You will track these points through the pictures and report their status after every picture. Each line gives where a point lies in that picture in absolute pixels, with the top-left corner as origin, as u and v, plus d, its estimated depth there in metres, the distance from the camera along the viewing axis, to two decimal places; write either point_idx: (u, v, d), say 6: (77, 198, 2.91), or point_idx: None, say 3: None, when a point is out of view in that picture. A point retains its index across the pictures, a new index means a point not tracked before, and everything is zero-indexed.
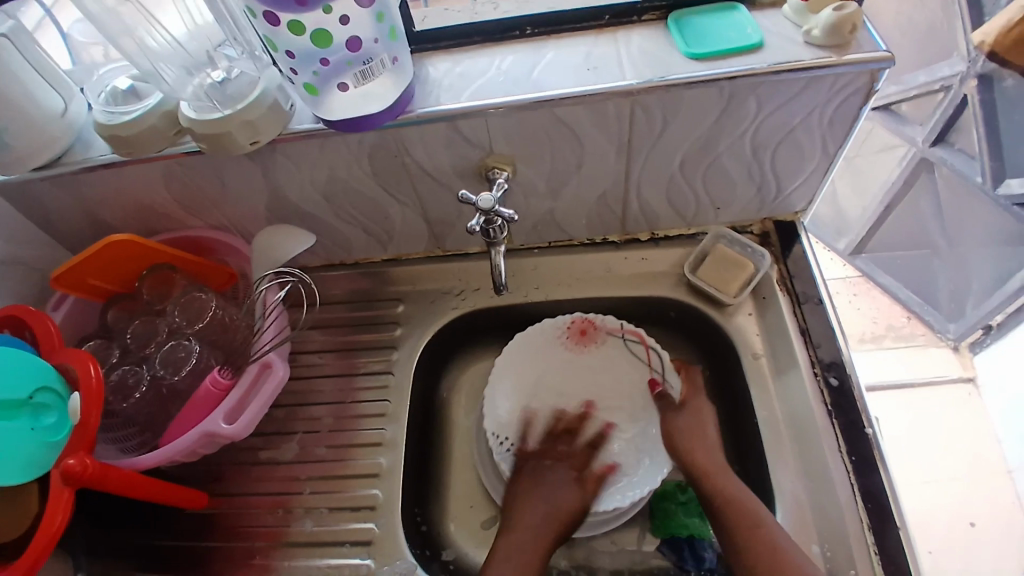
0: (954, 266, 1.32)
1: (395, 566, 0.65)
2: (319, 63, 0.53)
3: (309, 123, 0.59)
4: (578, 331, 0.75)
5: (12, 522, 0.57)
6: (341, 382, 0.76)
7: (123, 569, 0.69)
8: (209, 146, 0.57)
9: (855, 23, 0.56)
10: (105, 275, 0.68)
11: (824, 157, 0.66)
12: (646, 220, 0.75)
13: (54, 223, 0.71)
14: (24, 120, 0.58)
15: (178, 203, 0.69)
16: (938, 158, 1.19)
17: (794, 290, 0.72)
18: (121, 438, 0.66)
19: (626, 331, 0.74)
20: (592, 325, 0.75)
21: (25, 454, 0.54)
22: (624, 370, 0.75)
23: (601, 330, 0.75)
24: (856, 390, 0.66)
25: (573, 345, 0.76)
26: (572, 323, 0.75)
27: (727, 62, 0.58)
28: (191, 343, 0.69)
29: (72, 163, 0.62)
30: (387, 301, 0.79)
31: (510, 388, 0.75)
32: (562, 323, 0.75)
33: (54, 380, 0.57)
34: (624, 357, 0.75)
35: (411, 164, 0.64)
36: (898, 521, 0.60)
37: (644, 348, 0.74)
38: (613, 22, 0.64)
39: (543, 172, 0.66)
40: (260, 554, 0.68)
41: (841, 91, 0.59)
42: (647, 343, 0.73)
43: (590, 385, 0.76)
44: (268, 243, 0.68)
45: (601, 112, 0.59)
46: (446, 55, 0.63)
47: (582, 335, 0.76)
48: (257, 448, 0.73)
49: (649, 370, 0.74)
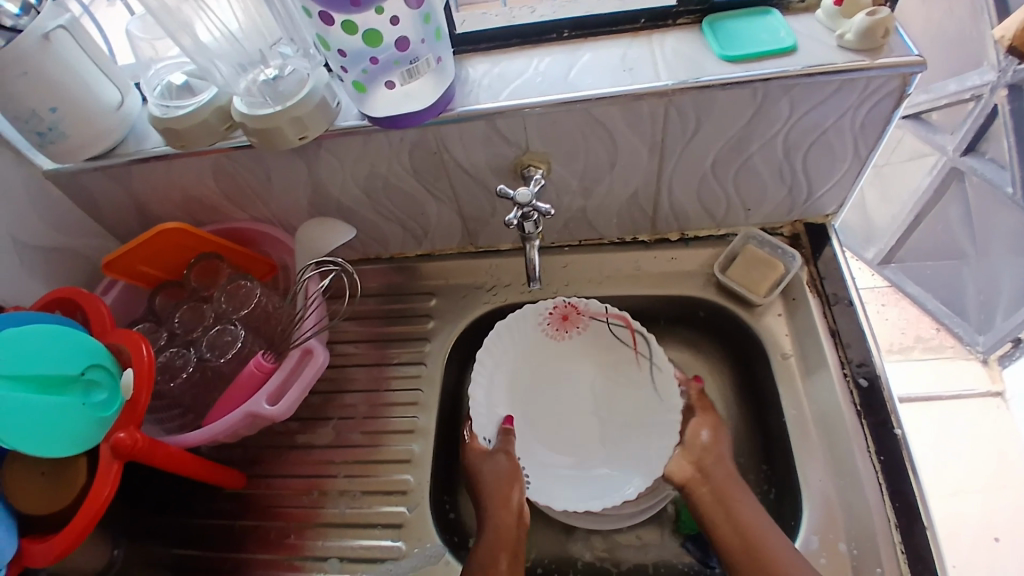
0: (983, 275, 1.30)
1: (425, 550, 0.67)
2: (369, 62, 0.56)
3: (353, 120, 0.62)
4: (561, 316, 0.75)
5: (59, 494, 0.59)
6: (374, 371, 0.78)
7: (162, 544, 0.72)
8: (258, 140, 0.60)
9: (888, 27, 0.57)
10: (154, 262, 0.71)
11: (856, 160, 0.67)
12: (676, 220, 0.76)
13: (106, 212, 0.74)
14: (82, 111, 0.61)
15: (224, 195, 0.72)
16: (968, 168, 1.19)
17: (824, 291, 0.73)
18: (165, 420, 0.69)
19: (609, 315, 0.73)
20: (575, 309, 0.74)
21: (76, 428, 0.57)
22: (610, 353, 0.75)
23: (583, 315, 0.74)
24: (886, 393, 0.67)
25: (554, 331, 0.76)
26: (555, 309, 0.75)
27: (761, 64, 0.59)
28: (237, 329, 0.72)
29: (125, 154, 0.67)
30: (421, 295, 0.82)
31: (497, 378, 0.73)
32: (545, 310, 0.74)
33: (105, 358, 0.60)
34: (606, 338, 0.75)
35: (449, 161, 0.66)
36: (926, 521, 0.61)
37: (630, 333, 0.73)
38: (648, 25, 0.66)
39: (576, 171, 0.68)
40: (293, 534, 0.70)
41: (874, 93, 0.59)
42: (631, 327, 0.72)
43: (573, 372, 0.76)
44: (310, 234, 0.70)
45: (635, 112, 0.61)
46: (484, 57, 0.66)
47: (564, 321, 0.75)
48: (293, 433, 0.76)
49: (635, 353, 0.73)
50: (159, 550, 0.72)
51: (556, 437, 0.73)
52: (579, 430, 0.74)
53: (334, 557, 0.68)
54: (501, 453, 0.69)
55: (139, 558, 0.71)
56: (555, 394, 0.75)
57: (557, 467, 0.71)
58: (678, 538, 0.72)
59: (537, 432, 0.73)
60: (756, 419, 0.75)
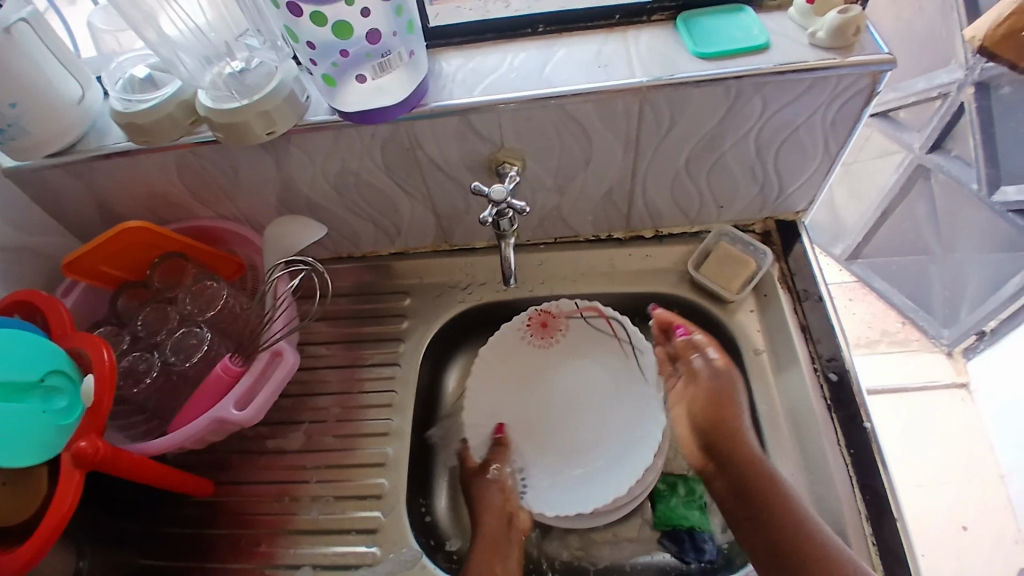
0: (948, 270, 1.33)
1: (401, 554, 0.66)
2: (338, 55, 0.54)
3: (323, 114, 0.60)
4: (539, 324, 0.77)
5: (19, 505, 0.56)
6: (347, 373, 0.76)
7: (127, 555, 0.70)
8: (225, 135, 0.58)
9: (859, 26, 0.57)
10: (116, 262, 0.68)
11: (827, 157, 0.68)
12: (650, 217, 0.76)
13: (65, 210, 0.71)
14: (41, 106, 0.58)
15: (189, 192, 0.70)
16: (934, 165, 1.21)
17: (795, 287, 0.74)
18: (129, 426, 0.67)
19: (582, 310, 0.76)
20: (550, 314, 0.77)
21: (35, 436, 0.54)
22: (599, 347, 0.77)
23: (559, 316, 0.77)
24: (855, 386, 0.67)
25: (539, 340, 0.77)
26: (532, 318, 0.77)
27: (736, 62, 0.59)
28: (202, 331, 0.70)
29: (87, 150, 0.63)
30: (394, 295, 0.80)
31: (486, 391, 0.76)
32: (522, 323, 0.77)
33: (66, 363, 0.57)
34: (588, 333, 0.77)
35: (422, 157, 0.65)
36: (895, 513, 0.61)
37: (606, 320, 0.75)
38: (624, 21, 0.65)
39: (551, 168, 0.68)
40: (264, 541, 0.68)
41: (845, 91, 0.60)
42: (604, 315, 0.75)
43: (568, 373, 0.77)
44: (279, 232, 0.68)
45: (610, 109, 0.61)
46: (457, 51, 0.65)
47: (545, 328, 0.78)
48: (263, 437, 0.74)
49: (618, 341, 0.76)
50: (125, 560, 0.69)
51: (553, 440, 0.74)
52: (579, 430, 0.74)
53: (306, 564, 0.67)
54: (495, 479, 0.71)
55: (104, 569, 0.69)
56: (550, 397, 0.76)
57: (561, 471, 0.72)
58: (655, 533, 0.72)
59: (536, 438, 0.74)
60: None
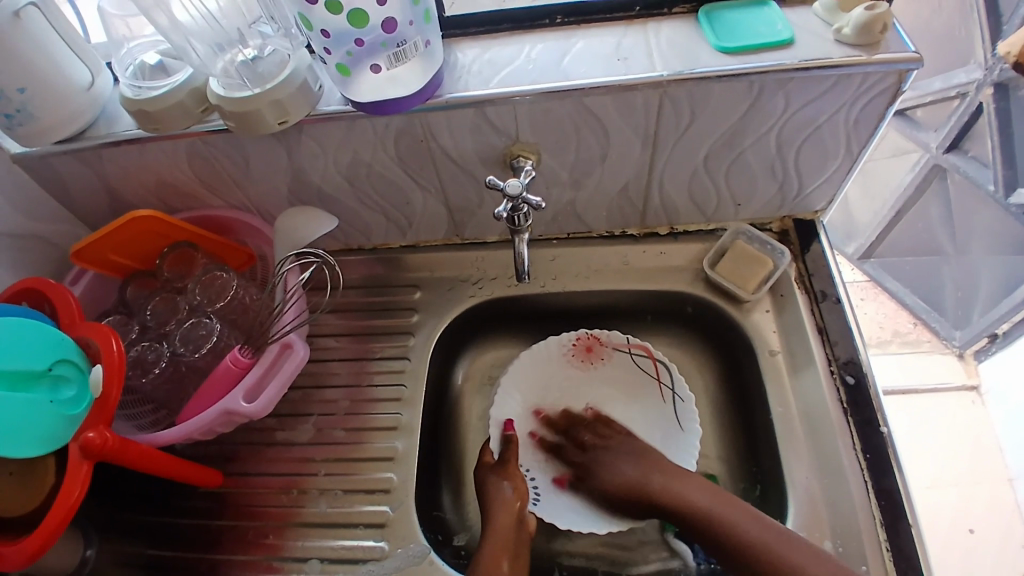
0: (961, 272, 1.32)
1: (409, 549, 0.65)
2: (354, 44, 0.53)
3: (335, 104, 0.60)
4: (584, 347, 0.78)
5: (27, 494, 0.56)
6: (357, 366, 0.76)
7: (134, 545, 0.69)
8: (236, 124, 0.57)
9: (886, 22, 0.56)
10: (125, 250, 0.68)
11: (848, 157, 0.66)
12: (666, 214, 0.75)
13: (74, 197, 0.71)
14: (51, 91, 0.58)
15: (200, 181, 0.69)
16: (951, 165, 1.19)
17: (813, 288, 0.73)
18: (137, 415, 0.67)
19: (632, 345, 0.77)
20: (598, 341, 0.78)
21: (41, 427, 0.54)
22: (630, 383, 0.78)
23: (606, 346, 0.78)
24: (872, 389, 0.67)
25: (579, 363, 0.78)
26: (578, 340, 0.78)
27: (759, 57, 0.58)
28: (212, 322, 0.69)
29: (96, 136, 0.63)
30: (405, 288, 0.79)
31: (518, 402, 0.77)
32: (568, 340, 0.78)
33: (74, 352, 0.56)
34: (628, 370, 0.78)
35: (435, 149, 0.64)
36: (911, 519, 0.61)
37: (652, 362, 0.76)
38: (644, 14, 0.64)
39: (567, 162, 0.67)
40: (272, 533, 0.68)
41: (869, 89, 0.59)
42: (653, 356, 0.76)
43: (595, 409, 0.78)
44: (289, 224, 0.67)
45: (629, 103, 0.60)
46: (473, 41, 0.63)
47: (589, 352, 0.78)
48: (272, 429, 0.73)
49: (658, 384, 0.76)
50: (132, 550, 0.69)
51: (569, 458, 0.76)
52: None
53: (314, 557, 0.66)
54: (506, 483, 0.69)
55: (111, 557, 0.69)
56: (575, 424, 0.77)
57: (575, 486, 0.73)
58: (663, 534, 0.71)
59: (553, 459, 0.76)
60: (742, 425, 0.75)
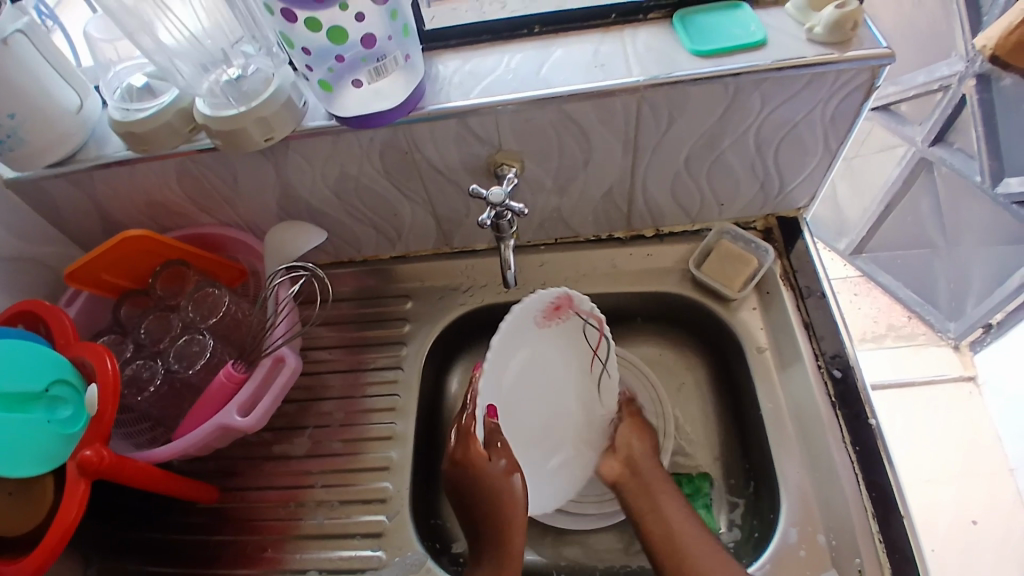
0: (954, 263, 1.33)
1: (406, 558, 0.66)
2: (335, 60, 0.54)
3: (321, 120, 0.61)
4: (555, 307, 0.64)
5: (25, 514, 0.57)
6: (351, 378, 0.76)
7: (133, 563, 0.70)
8: (222, 142, 0.58)
9: (857, 20, 0.57)
10: (117, 270, 0.68)
11: (827, 153, 0.67)
12: (651, 217, 0.76)
13: (68, 219, 0.72)
14: (40, 116, 0.59)
15: (190, 199, 0.70)
16: (937, 158, 1.20)
17: (798, 284, 0.73)
18: (134, 433, 0.67)
19: (592, 316, 0.66)
20: (571, 302, 0.64)
21: (42, 447, 0.55)
22: (573, 350, 0.69)
23: (574, 308, 0.65)
24: (860, 383, 0.67)
25: (543, 322, 0.65)
26: (555, 297, 0.63)
27: (732, 59, 0.59)
28: (205, 338, 0.70)
29: (87, 159, 0.64)
30: (396, 298, 0.80)
31: (491, 379, 0.62)
32: (546, 298, 0.62)
33: (70, 373, 0.57)
34: (578, 334, 0.68)
35: (421, 161, 0.65)
36: (902, 511, 0.61)
37: (600, 336, 0.68)
38: (620, 20, 0.65)
39: (550, 169, 0.68)
40: (270, 547, 0.68)
41: (844, 85, 0.60)
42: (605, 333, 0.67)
43: (547, 373, 0.68)
44: (277, 239, 0.68)
45: (608, 108, 0.61)
46: (455, 54, 0.65)
47: (555, 310, 0.65)
48: (268, 443, 0.74)
49: (593, 355, 0.70)
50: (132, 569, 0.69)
51: (523, 433, 0.67)
52: (545, 421, 0.69)
53: (312, 569, 0.66)
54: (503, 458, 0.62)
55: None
56: (534, 394, 0.68)
57: (532, 467, 0.68)
58: None
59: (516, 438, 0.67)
60: (735, 426, 0.75)
